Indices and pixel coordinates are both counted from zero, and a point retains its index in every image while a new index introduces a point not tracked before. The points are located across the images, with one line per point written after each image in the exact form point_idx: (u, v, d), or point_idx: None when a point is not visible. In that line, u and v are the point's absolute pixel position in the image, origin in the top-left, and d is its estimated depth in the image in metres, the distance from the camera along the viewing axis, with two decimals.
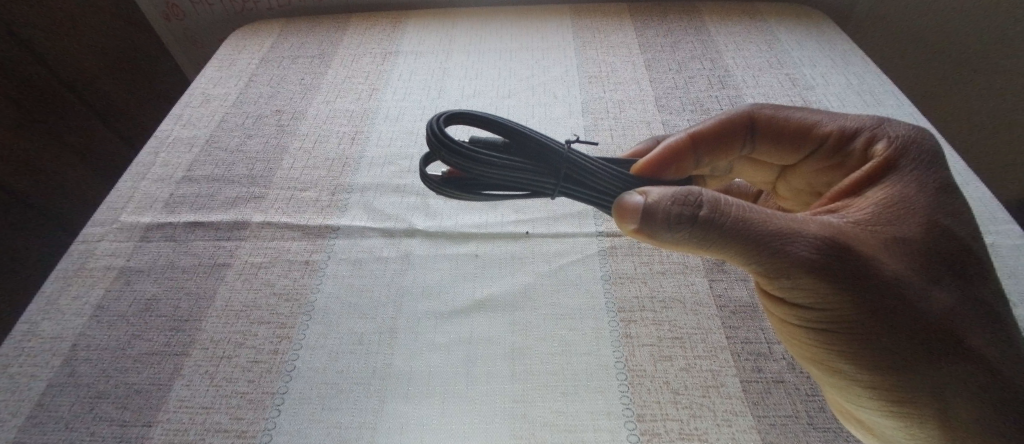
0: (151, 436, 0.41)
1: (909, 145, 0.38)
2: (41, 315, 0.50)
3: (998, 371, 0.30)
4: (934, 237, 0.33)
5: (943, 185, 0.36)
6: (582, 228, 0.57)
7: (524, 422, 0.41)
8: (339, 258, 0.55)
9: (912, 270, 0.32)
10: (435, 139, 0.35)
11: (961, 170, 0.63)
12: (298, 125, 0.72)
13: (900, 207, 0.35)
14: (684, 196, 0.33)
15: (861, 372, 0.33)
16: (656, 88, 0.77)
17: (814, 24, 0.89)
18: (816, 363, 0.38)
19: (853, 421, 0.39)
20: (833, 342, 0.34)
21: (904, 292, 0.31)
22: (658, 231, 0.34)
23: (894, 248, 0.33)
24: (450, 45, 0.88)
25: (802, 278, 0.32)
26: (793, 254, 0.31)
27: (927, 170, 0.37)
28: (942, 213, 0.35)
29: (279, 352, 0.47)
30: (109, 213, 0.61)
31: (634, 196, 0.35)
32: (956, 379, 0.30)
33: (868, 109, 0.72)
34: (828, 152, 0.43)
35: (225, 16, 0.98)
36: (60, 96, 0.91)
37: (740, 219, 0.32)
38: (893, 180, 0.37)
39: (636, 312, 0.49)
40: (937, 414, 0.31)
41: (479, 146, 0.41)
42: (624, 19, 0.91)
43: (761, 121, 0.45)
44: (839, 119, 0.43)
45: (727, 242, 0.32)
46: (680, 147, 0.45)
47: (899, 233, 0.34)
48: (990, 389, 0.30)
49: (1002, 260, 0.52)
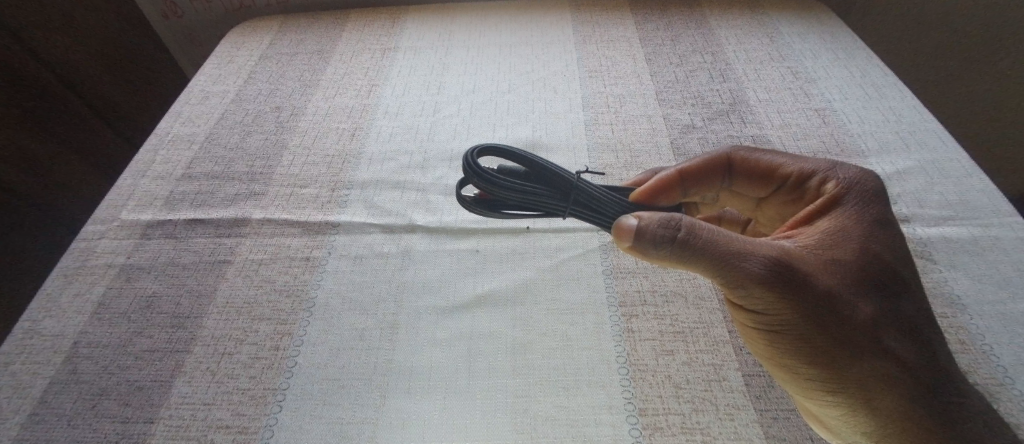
0: (153, 433, 0.41)
1: (855, 185, 0.40)
2: (42, 313, 0.50)
3: (914, 370, 0.33)
4: (872, 260, 0.35)
5: (882, 218, 0.38)
6: (585, 223, 0.57)
7: (523, 416, 0.41)
8: (339, 254, 0.55)
9: (850, 287, 0.34)
10: (473, 170, 0.35)
11: (965, 162, 0.62)
12: (298, 121, 0.72)
13: (842, 236, 0.37)
14: (665, 218, 0.34)
15: (806, 367, 0.36)
16: (657, 82, 0.76)
17: (816, 16, 0.88)
18: (774, 363, 0.39)
19: (810, 416, 0.39)
20: (782, 343, 0.37)
21: (839, 305, 0.33)
22: (641, 248, 0.34)
23: (836, 269, 0.34)
24: (449, 40, 0.87)
25: (755, 291, 0.34)
26: (752, 273, 0.33)
27: (869, 205, 0.39)
28: (877, 242, 0.36)
29: (280, 348, 0.47)
30: (110, 211, 0.60)
31: (628, 218, 0.35)
32: (879, 376, 0.33)
33: (871, 102, 0.71)
34: (789, 191, 0.43)
35: (224, 14, 0.98)
36: (67, 101, 0.92)
37: (709, 239, 0.33)
38: (840, 213, 0.39)
39: (638, 306, 0.49)
40: (866, 404, 0.34)
41: (508, 172, 0.41)
42: (624, 14, 0.90)
43: (738, 163, 0.45)
44: (800, 159, 0.44)
45: (698, 261, 0.34)
46: (665, 182, 0.45)
47: (839, 255, 0.35)
48: (908, 386, 0.32)
49: (1006, 253, 0.51)
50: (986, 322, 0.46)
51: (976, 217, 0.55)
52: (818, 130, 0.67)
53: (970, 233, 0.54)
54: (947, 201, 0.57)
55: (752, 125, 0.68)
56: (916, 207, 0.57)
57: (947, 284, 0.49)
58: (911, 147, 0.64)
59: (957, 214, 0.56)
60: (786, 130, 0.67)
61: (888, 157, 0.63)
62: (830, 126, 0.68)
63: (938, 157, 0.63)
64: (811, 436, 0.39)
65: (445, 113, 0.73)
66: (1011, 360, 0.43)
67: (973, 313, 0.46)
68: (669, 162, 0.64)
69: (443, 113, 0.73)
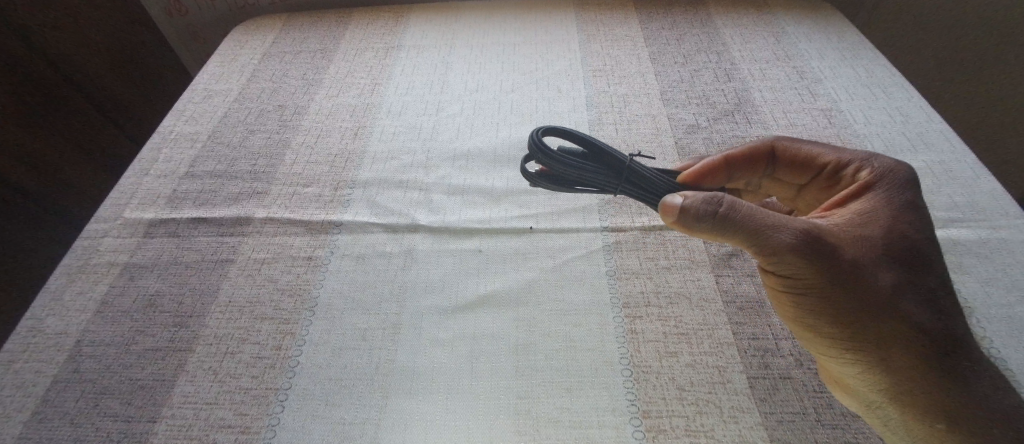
0: (154, 432, 0.41)
1: (888, 173, 0.42)
2: (46, 311, 0.50)
3: (932, 335, 0.34)
4: (896, 238, 0.37)
5: (913, 203, 0.40)
6: (588, 223, 0.57)
7: (525, 417, 0.41)
8: (342, 253, 0.55)
9: (872, 258, 0.36)
10: (540, 151, 0.40)
11: (973, 164, 0.61)
12: (301, 120, 0.72)
13: (871, 215, 0.39)
14: (708, 197, 0.37)
15: (828, 330, 0.37)
16: (661, 81, 0.76)
17: (823, 16, 0.88)
18: (799, 329, 0.40)
19: (834, 383, 0.40)
20: (806, 309, 0.38)
21: (861, 273, 0.35)
22: (684, 224, 0.38)
23: (862, 242, 0.37)
24: (453, 39, 0.87)
25: (790, 262, 0.36)
26: (786, 245, 0.36)
27: (900, 190, 0.41)
28: (907, 223, 0.38)
29: (282, 348, 0.47)
30: (113, 210, 0.61)
31: (674, 197, 0.38)
32: (896, 337, 0.34)
33: (878, 103, 0.71)
34: (825, 179, 0.46)
35: (228, 12, 0.98)
36: (68, 95, 0.92)
37: (747, 214, 0.36)
38: (871, 196, 0.41)
39: (642, 307, 0.49)
40: (883, 366, 0.35)
41: (569, 151, 0.44)
42: (629, 12, 0.90)
43: (780, 152, 0.47)
44: (839, 149, 0.45)
45: (737, 234, 0.37)
46: (710, 167, 0.47)
47: (867, 232, 0.37)
48: (922, 346, 0.34)
49: (1015, 256, 0.50)
50: (994, 326, 0.45)
51: (984, 219, 0.55)
52: (823, 131, 0.67)
53: (978, 235, 0.53)
54: (955, 203, 0.57)
55: (758, 125, 0.68)
56: None
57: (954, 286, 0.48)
58: (918, 148, 0.64)
59: (965, 216, 0.55)
60: (792, 130, 0.67)
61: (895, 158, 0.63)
62: (836, 126, 0.67)
63: (946, 158, 0.62)
64: (816, 439, 0.39)
65: (447, 113, 0.73)
66: (1019, 364, 0.42)
67: (981, 317, 0.46)
68: (674, 163, 0.64)
69: (446, 111, 0.73)
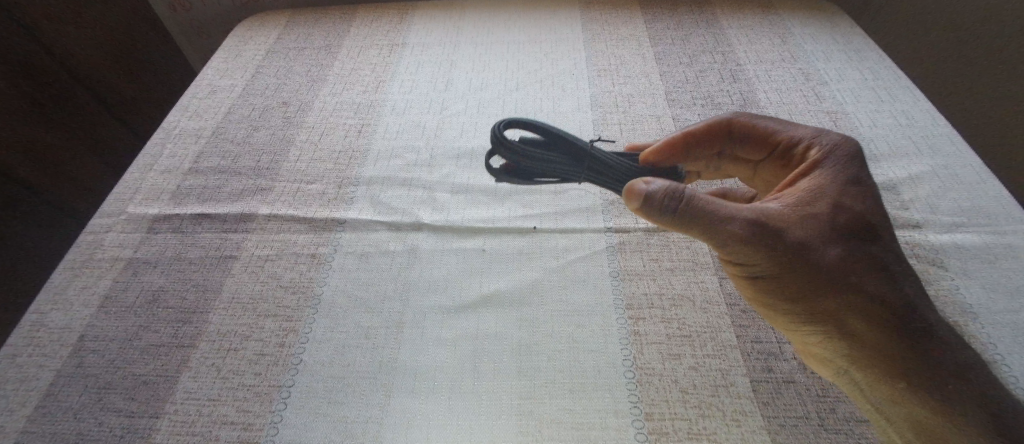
0: (158, 428, 0.41)
1: (834, 149, 0.42)
2: (50, 306, 0.50)
3: (891, 306, 0.34)
4: (845, 213, 0.37)
5: (857, 176, 0.41)
6: (592, 223, 0.57)
7: (529, 418, 0.41)
8: (345, 251, 0.55)
9: (822, 234, 0.36)
10: (501, 142, 0.39)
11: (979, 169, 0.61)
12: (305, 117, 0.72)
13: (820, 191, 0.39)
14: (669, 185, 0.36)
15: (789, 306, 0.38)
16: (667, 82, 0.75)
17: (829, 17, 0.87)
18: (764, 308, 0.41)
19: (809, 356, 0.40)
20: (767, 288, 0.39)
21: (812, 249, 0.36)
22: (646, 213, 0.37)
23: (813, 221, 0.37)
24: (457, 37, 0.87)
25: (742, 246, 0.36)
26: (738, 229, 0.36)
27: (846, 166, 0.41)
28: (851, 196, 0.39)
29: (285, 345, 0.47)
30: (116, 204, 0.61)
31: (636, 182, 0.37)
32: (851, 309, 0.35)
33: (883, 106, 0.70)
34: (778, 159, 0.46)
35: (232, 7, 0.98)
36: (70, 89, 0.92)
37: (706, 202, 0.36)
38: (819, 173, 0.41)
39: (645, 309, 0.48)
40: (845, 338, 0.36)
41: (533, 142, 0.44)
42: (634, 12, 0.90)
43: (736, 131, 0.46)
44: (789, 128, 0.46)
45: (697, 223, 0.36)
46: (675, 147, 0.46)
47: (816, 209, 0.38)
48: (879, 316, 0.34)
49: (1020, 261, 0.50)
50: (999, 332, 0.45)
51: (989, 224, 0.54)
52: None
53: (983, 240, 0.53)
54: (960, 207, 0.56)
55: None
56: (928, 213, 0.56)
57: (958, 292, 0.48)
58: (923, 152, 0.64)
59: (970, 221, 0.55)
60: None
61: (900, 161, 0.62)
62: (842, 129, 0.67)
63: (951, 162, 0.62)
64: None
65: (452, 111, 0.73)
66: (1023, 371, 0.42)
67: (985, 322, 0.46)
68: None
69: (451, 110, 0.73)
